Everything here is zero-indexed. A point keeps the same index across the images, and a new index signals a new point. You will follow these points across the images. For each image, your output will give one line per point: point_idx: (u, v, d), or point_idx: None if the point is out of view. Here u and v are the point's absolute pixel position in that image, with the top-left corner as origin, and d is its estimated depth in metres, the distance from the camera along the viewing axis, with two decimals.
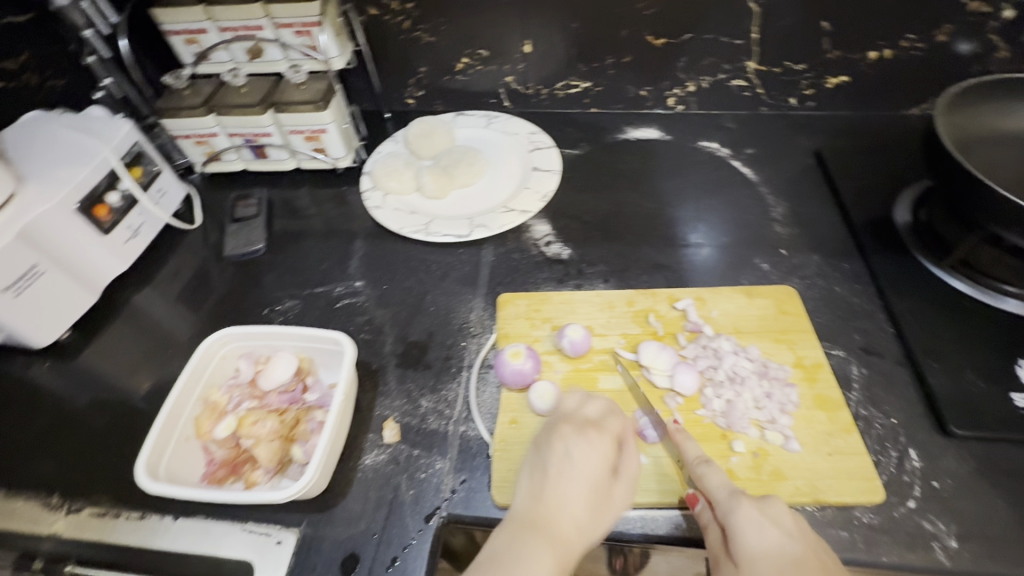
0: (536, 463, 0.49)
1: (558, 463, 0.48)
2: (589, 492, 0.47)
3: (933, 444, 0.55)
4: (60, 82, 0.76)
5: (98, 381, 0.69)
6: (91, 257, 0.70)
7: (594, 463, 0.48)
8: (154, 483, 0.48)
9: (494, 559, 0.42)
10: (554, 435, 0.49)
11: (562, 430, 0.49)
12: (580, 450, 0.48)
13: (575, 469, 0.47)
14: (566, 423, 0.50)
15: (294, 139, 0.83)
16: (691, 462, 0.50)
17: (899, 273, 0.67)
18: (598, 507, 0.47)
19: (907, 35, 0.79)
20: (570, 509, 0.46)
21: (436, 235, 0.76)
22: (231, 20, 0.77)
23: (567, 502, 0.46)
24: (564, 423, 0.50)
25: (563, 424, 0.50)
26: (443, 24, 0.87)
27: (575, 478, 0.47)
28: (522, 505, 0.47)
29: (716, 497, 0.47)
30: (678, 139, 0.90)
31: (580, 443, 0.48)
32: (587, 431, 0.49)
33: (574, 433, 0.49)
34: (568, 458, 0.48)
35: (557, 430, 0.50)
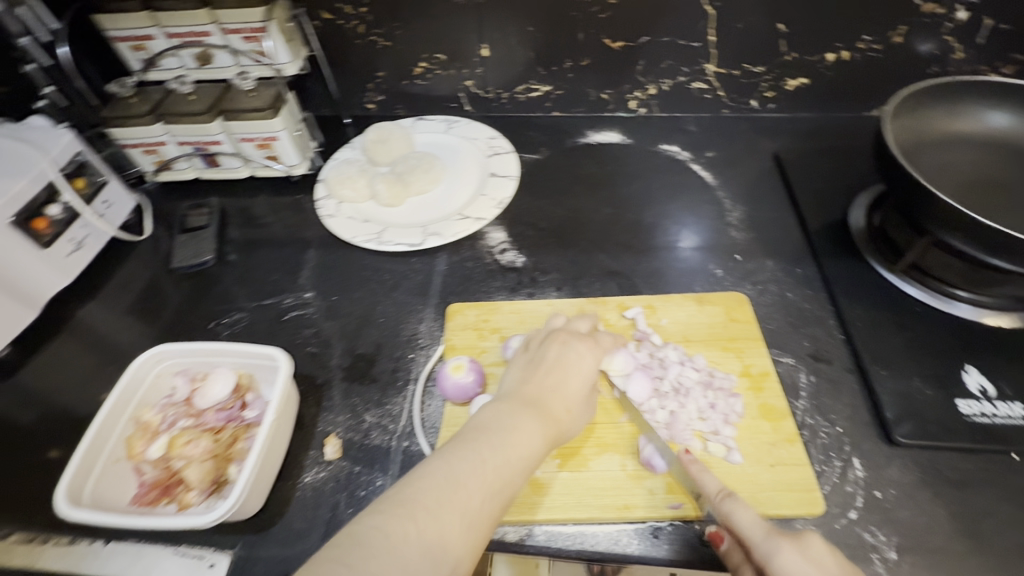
0: (533, 357, 0.52)
1: (556, 359, 0.51)
2: (581, 387, 0.50)
3: (877, 453, 0.54)
4: (4, 90, 0.73)
5: (37, 399, 0.67)
6: (28, 272, 0.68)
7: (590, 364, 0.51)
8: (74, 510, 0.47)
9: (488, 428, 0.43)
10: (552, 339, 0.52)
11: (562, 336, 0.53)
12: (578, 351, 0.51)
13: (574, 366, 0.50)
14: (565, 331, 0.53)
15: (246, 147, 0.81)
16: (713, 498, 0.47)
17: (851, 278, 0.67)
18: (584, 400, 0.50)
19: (864, 36, 0.79)
20: (564, 393, 0.49)
21: (388, 244, 0.75)
22: (178, 26, 0.75)
23: (562, 389, 0.49)
24: (563, 332, 0.53)
25: (561, 332, 0.53)
26: (398, 28, 0.85)
27: (573, 372, 0.50)
28: (515, 388, 0.49)
29: (749, 536, 0.44)
30: (639, 142, 0.89)
31: (578, 345, 0.52)
32: (586, 338, 0.53)
33: (574, 339, 0.53)
34: (566, 356, 0.51)
35: (557, 335, 0.53)
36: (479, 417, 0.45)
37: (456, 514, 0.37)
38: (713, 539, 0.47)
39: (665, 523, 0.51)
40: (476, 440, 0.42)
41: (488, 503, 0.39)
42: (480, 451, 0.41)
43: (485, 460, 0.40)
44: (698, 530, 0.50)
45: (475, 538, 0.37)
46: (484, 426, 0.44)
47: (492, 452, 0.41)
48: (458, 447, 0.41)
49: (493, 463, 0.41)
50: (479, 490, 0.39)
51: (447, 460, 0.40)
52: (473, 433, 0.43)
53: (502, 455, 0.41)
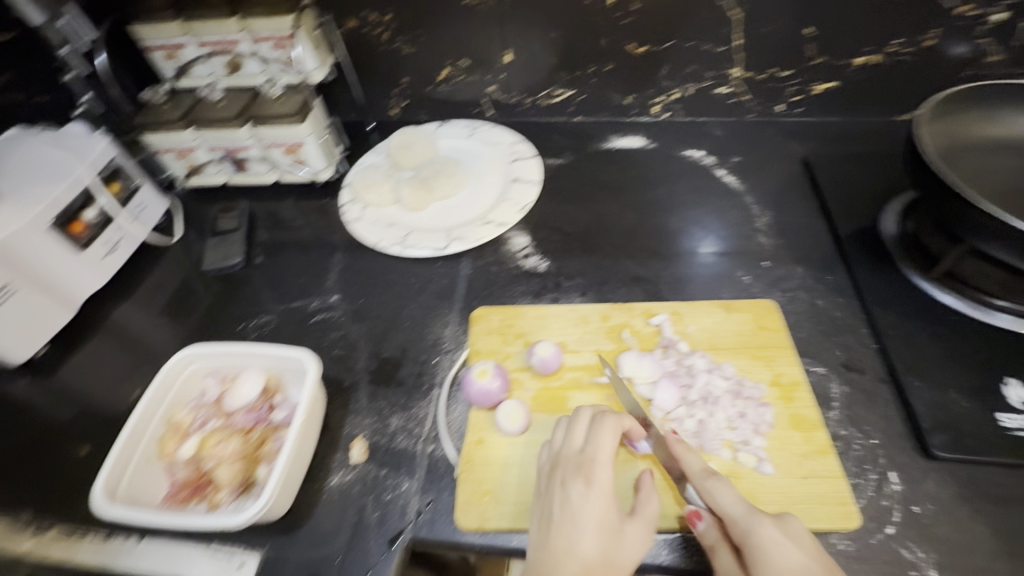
0: (542, 511, 0.48)
1: (561, 512, 0.47)
2: (596, 539, 0.45)
3: (914, 467, 0.53)
4: (44, 98, 0.78)
5: (74, 398, 0.69)
6: (66, 274, 0.70)
7: (594, 502, 0.46)
8: (110, 507, 0.48)
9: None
10: (551, 484, 0.49)
11: (558, 476, 0.49)
12: (577, 492, 0.47)
13: (578, 516, 0.46)
14: (560, 467, 0.49)
15: (273, 153, 0.83)
16: (697, 476, 0.48)
17: (884, 286, 0.65)
18: (610, 550, 0.45)
19: (895, 40, 0.77)
20: (581, 555, 0.44)
21: (413, 248, 0.76)
22: (209, 34, 0.77)
23: (576, 551, 0.44)
24: (559, 468, 0.49)
25: (557, 470, 0.49)
26: (423, 35, 0.86)
27: (580, 524, 0.45)
28: (534, 557, 0.45)
29: (729, 513, 0.46)
30: (663, 147, 0.89)
31: (575, 485, 0.47)
32: (583, 468, 0.48)
33: (569, 475, 0.48)
34: (569, 506, 0.47)
35: (556, 476, 0.49)
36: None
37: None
38: (690, 517, 0.48)
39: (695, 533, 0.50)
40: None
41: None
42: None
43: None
44: None
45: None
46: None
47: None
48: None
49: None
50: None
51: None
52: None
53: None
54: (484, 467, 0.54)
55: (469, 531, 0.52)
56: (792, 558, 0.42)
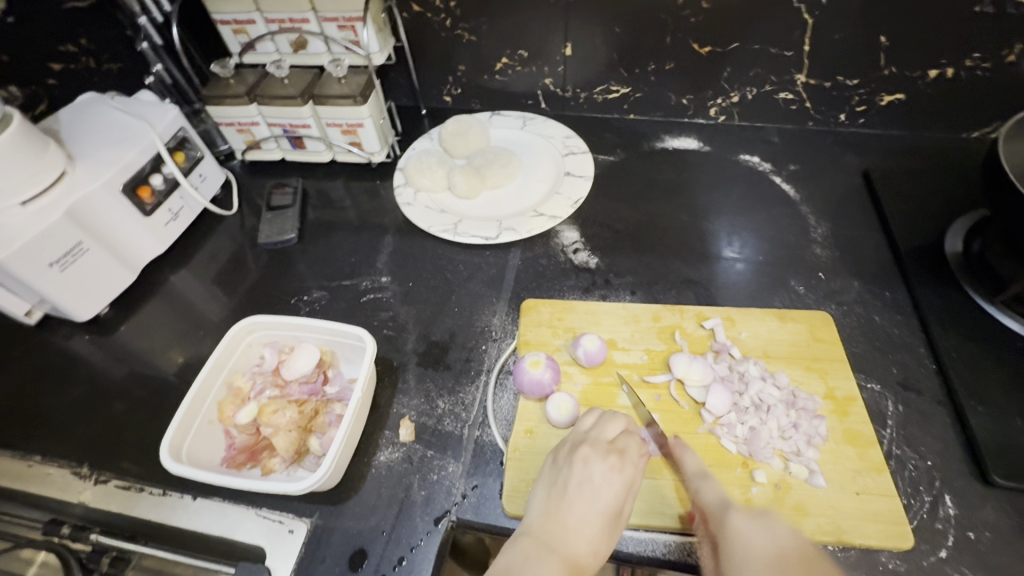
0: (555, 480, 0.49)
1: (577, 488, 0.48)
2: (603, 520, 0.47)
3: (972, 493, 0.52)
4: (115, 66, 0.81)
5: (132, 357, 0.71)
6: (131, 237, 0.72)
7: (614, 487, 0.48)
8: (175, 464, 0.50)
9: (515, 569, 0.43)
10: (575, 458, 0.49)
11: (584, 453, 0.49)
12: (601, 474, 0.48)
13: (595, 496, 0.47)
14: (589, 445, 0.50)
15: (331, 132, 0.84)
16: (690, 474, 0.50)
17: (946, 307, 0.64)
18: (613, 533, 0.47)
19: (974, 53, 0.74)
20: (587, 531, 0.46)
21: (464, 236, 0.76)
22: (278, 12, 0.78)
23: (583, 527, 0.46)
24: (586, 446, 0.50)
25: (584, 447, 0.50)
26: (485, 24, 0.86)
27: (594, 504, 0.47)
28: (538, 520, 0.47)
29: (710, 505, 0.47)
30: (718, 150, 0.88)
31: (602, 467, 0.48)
32: (610, 454, 0.49)
33: (596, 455, 0.49)
34: (588, 484, 0.48)
35: (579, 452, 0.50)
36: (507, 555, 0.44)
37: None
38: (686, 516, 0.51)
39: None
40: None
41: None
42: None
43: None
44: None
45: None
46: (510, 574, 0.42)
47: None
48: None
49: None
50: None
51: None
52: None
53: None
54: (532, 457, 0.55)
55: (513, 517, 0.53)
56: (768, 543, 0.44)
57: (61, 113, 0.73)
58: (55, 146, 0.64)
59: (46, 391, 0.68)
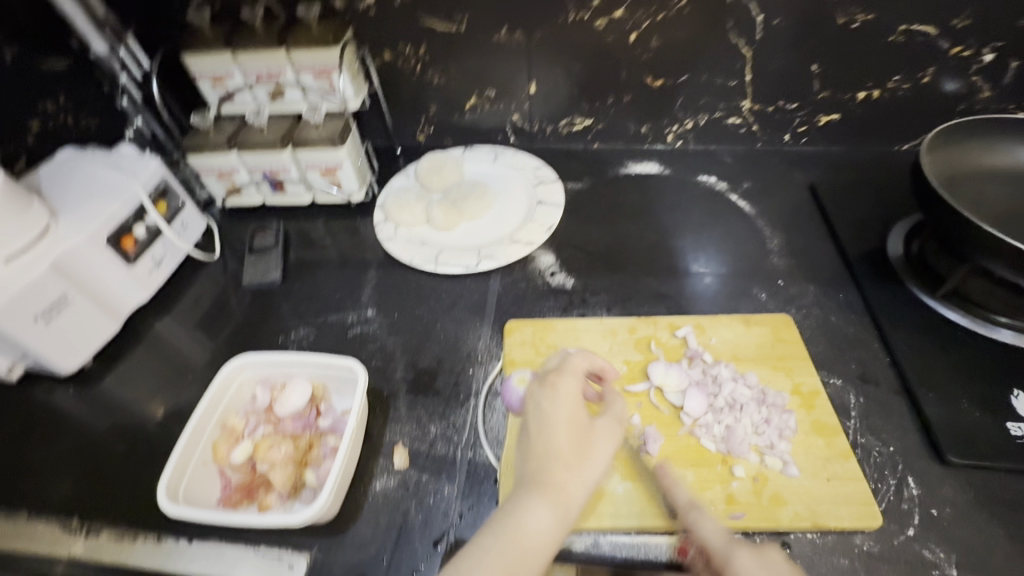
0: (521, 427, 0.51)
1: (533, 421, 0.49)
2: (567, 434, 0.48)
3: (931, 473, 0.56)
4: (93, 122, 0.83)
5: (118, 406, 0.71)
6: (115, 288, 0.73)
7: (562, 406, 0.49)
8: (174, 506, 0.50)
9: (491, 516, 0.44)
10: (524, 400, 0.52)
11: (529, 391, 0.52)
12: (545, 398, 0.50)
13: (549, 418, 0.49)
14: (531, 382, 0.52)
15: (311, 174, 0.87)
16: (682, 508, 0.50)
17: (894, 304, 0.70)
18: (580, 444, 0.48)
19: (894, 77, 0.83)
20: (554, 449, 0.47)
21: (445, 266, 0.79)
22: (256, 65, 0.81)
23: (552, 448, 0.47)
24: (532, 385, 0.53)
25: (530, 387, 0.53)
26: (453, 67, 0.92)
27: (551, 425, 0.48)
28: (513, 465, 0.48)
29: (710, 544, 0.47)
30: (677, 173, 0.94)
31: (543, 394, 0.51)
32: (550, 380, 0.52)
33: (539, 387, 0.52)
34: (539, 412, 0.50)
35: (527, 393, 0.52)
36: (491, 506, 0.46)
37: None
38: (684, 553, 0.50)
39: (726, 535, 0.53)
40: (488, 530, 0.43)
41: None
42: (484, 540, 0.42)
43: (491, 549, 0.41)
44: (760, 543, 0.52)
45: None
46: (491, 520, 0.44)
47: (500, 537, 0.42)
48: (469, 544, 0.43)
49: (514, 546, 0.42)
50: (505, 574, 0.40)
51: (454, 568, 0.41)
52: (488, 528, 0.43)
53: (517, 539, 0.42)
54: None
55: None
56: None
57: (41, 170, 0.75)
58: (38, 203, 0.65)
59: (30, 447, 0.67)
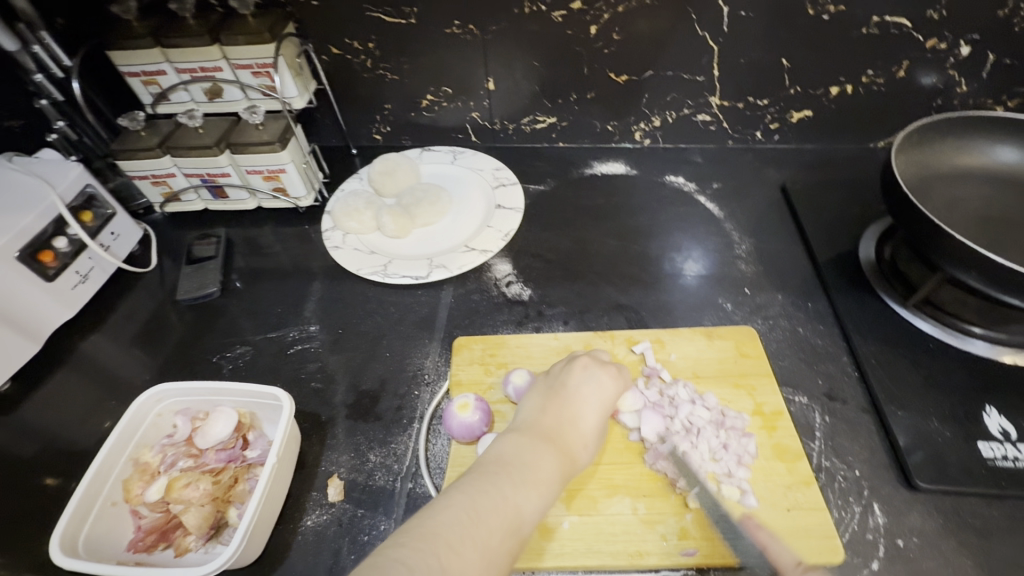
0: (552, 384, 0.52)
1: (575, 387, 0.51)
2: (599, 418, 0.50)
3: (898, 499, 0.52)
4: (16, 124, 0.76)
5: (36, 435, 0.66)
6: (32, 306, 0.67)
7: (611, 392, 0.51)
8: (68, 559, 0.45)
9: (506, 460, 0.44)
10: (574, 365, 0.53)
11: (584, 361, 0.53)
12: (599, 378, 0.52)
13: (593, 395, 0.51)
14: (588, 356, 0.54)
15: (253, 179, 0.82)
16: (791, 568, 0.44)
17: (864, 313, 0.66)
18: (601, 433, 0.50)
19: (868, 71, 0.79)
20: (581, 426, 0.49)
21: (394, 277, 0.75)
22: (189, 62, 0.76)
23: (580, 422, 0.49)
24: (584, 357, 0.54)
25: (583, 357, 0.54)
26: (406, 63, 0.86)
27: (591, 403, 0.50)
28: (531, 420, 0.49)
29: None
30: (644, 173, 0.90)
31: (601, 374, 0.52)
32: (607, 365, 0.53)
33: (596, 365, 0.53)
34: (585, 386, 0.51)
35: (578, 361, 0.53)
36: (501, 449, 0.45)
37: (492, 533, 0.38)
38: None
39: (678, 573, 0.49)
40: (500, 475, 0.42)
41: (506, 546, 0.39)
42: (501, 487, 0.41)
43: (506, 496, 0.41)
44: None
45: (506, 548, 0.39)
46: (506, 459, 0.44)
47: (515, 485, 0.42)
48: (479, 482, 0.41)
49: (527, 500, 0.41)
50: (512, 520, 0.40)
51: (465, 499, 0.40)
52: (497, 463, 0.44)
53: (531, 494, 0.42)
54: None
55: None
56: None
57: None
58: None
59: None
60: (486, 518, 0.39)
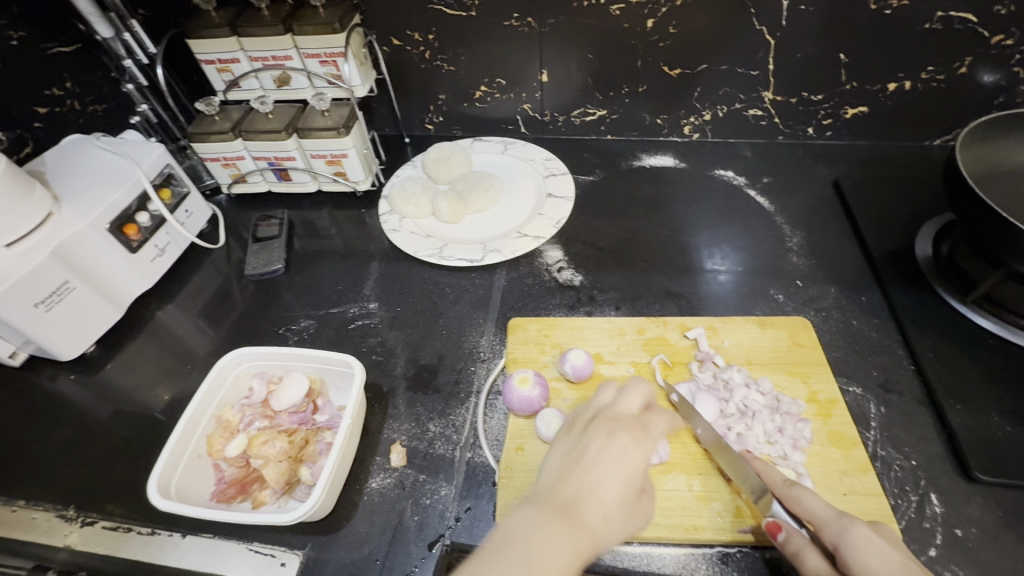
0: (571, 450, 0.47)
1: (594, 455, 0.45)
2: (624, 488, 0.43)
3: (956, 490, 0.53)
4: (100, 107, 0.82)
5: (120, 395, 0.70)
6: (117, 276, 0.72)
7: (637, 457, 0.45)
8: (165, 501, 0.49)
9: (510, 539, 0.39)
10: (594, 429, 0.47)
11: (607, 425, 0.47)
12: (622, 443, 0.45)
13: (615, 462, 0.44)
14: (613, 418, 0.48)
15: (316, 163, 0.85)
16: (779, 486, 0.48)
17: (921, 308, 0.66)
18: (628, 508, 0.44)
19: (929, 67, 0.78)
20: (602, 497, 0.43)
21: (450, 259, 0.77)
22: (261, 50, 0.80)
23: (600, 491, 0.43)
24: (611, 422, 0.48)
25: (606, 419, 0.48)
26: (463, 55, 0.89)
27: (614, 472, 0.44)
28: (548, 486, 0.44)
29: (819, 517, 0.45)
30: (693, 167, 0.90)
31: (624, 438, 0.46)
32: (634, 426, 0.47)
33: (619, 428, 0.47)
34: (606, 452, 0.45)
35: (600, 424, 0.47)
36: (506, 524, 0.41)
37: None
38: (770, 530, 0.46)
39: (734, 548, 0.50)
40: (497, 555, 0.38)
41: None
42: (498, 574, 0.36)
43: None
44: (768, 557, 0.50)
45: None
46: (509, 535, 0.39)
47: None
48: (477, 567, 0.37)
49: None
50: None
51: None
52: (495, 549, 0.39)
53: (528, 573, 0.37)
54: (524, 475, 0.55)
55: None
56: (890, 562, 0.40)
57: (47, 155, 0.74)
58: (40, 187, 0.64)
59: (31, 434, 0.67)
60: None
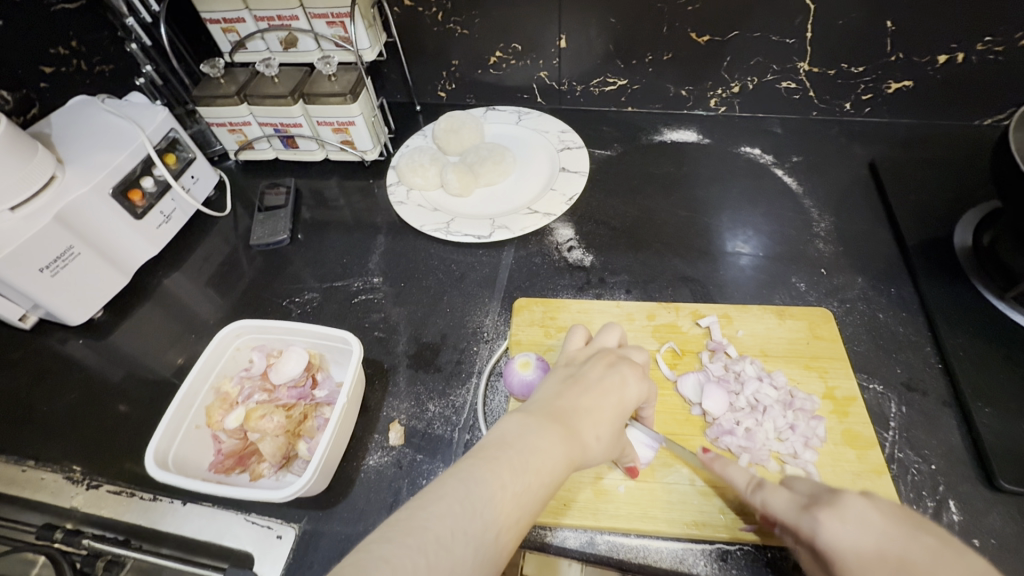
0: (572, 373, 0.45)
1: (596, 381, 0.43)
2: (618, 415, 0.42)
3: (977, 498, 0.50)
4: (107, 68, 0.81)
5: (128, 359, 0.71)
6: (123, 240, 0.72)
7: (634, 391, 0.43)
8: (161, 471, 0.50)
9: (507, 440, 0.37)
10: (598, 360, 0.45)
11: (609, 357, 0.45)
12: (625, 376, 0.44)
13: (615, 391, 0.43)
14: (615, 353, 0.46)
15: (323, 131, 0.83)
16: (746, 491, 0.46)
17: (955, 304, 0.61)
18: (617, 435, 0.42)
19: (986, 37, 0.71)
20: (597, 418, 0.41)
21: (456, 235, 0.75)
22: (267, 10, 0.76)
23: (595, 412, 0.41)
24: (611, 353, 0.46)
25: (610, 353, 0.46)
26: (477, 18, 0.84)
27: (613, 398, 0.42)
28: (543, 401, 0.42)
29: (787, 519, 0.42)
30: (717, 143, 0.85)
31: (630, 371, 0.44)
32: (637, 365, 0.45)
33: (621, 361, 0.45)
34: (609, 379, 0.43)
35: (602, 356, 0.46)
36: (500, 428, 0.39)
37: (489, 524, 0.33)
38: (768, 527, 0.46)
39: (734, 546, 0.49)
40: (499, 460, 0.36)
41: (501, 538, 0.34)
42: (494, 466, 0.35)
43: (504, 483, 0.35)
44: (771, 557, 0.48)
45: (502, 544, 0.34)
46: (505, 440, 0.37)
47: (513, 476, 0.35)
48: (472, 464, 0.35)
49: (512, 483, 0.35)
50: (509, 511, 0.34)
51: (459, 488, 0.34)
52: (493, 450, 0.37)
53: (518, 475, 0.35)
54: None
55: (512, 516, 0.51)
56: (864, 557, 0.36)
57: (53, 116, 0.73)
58: (44, 149, 0.63)
59: (42, 394, 0.68)
60: (483, 503, 0.34)
